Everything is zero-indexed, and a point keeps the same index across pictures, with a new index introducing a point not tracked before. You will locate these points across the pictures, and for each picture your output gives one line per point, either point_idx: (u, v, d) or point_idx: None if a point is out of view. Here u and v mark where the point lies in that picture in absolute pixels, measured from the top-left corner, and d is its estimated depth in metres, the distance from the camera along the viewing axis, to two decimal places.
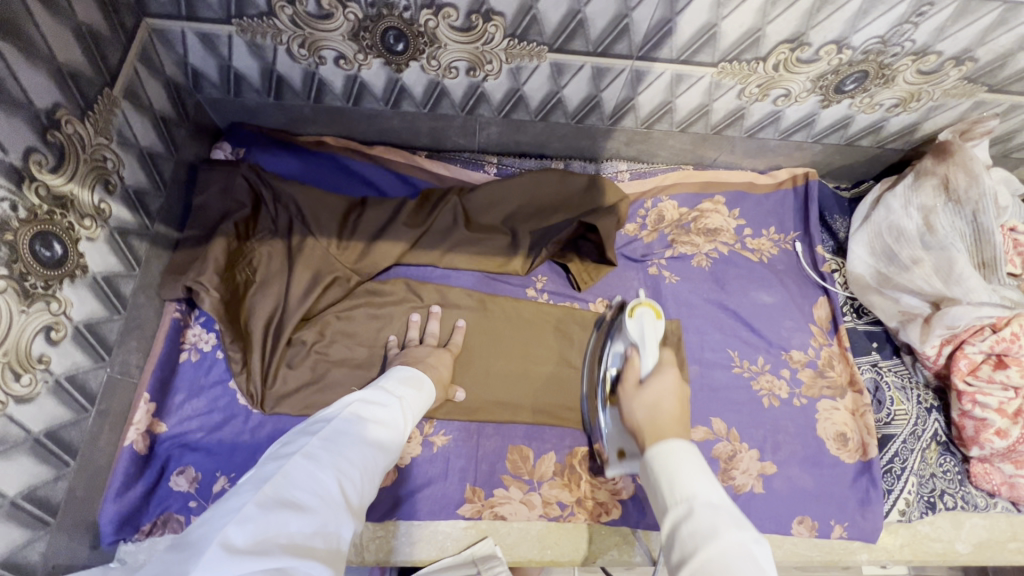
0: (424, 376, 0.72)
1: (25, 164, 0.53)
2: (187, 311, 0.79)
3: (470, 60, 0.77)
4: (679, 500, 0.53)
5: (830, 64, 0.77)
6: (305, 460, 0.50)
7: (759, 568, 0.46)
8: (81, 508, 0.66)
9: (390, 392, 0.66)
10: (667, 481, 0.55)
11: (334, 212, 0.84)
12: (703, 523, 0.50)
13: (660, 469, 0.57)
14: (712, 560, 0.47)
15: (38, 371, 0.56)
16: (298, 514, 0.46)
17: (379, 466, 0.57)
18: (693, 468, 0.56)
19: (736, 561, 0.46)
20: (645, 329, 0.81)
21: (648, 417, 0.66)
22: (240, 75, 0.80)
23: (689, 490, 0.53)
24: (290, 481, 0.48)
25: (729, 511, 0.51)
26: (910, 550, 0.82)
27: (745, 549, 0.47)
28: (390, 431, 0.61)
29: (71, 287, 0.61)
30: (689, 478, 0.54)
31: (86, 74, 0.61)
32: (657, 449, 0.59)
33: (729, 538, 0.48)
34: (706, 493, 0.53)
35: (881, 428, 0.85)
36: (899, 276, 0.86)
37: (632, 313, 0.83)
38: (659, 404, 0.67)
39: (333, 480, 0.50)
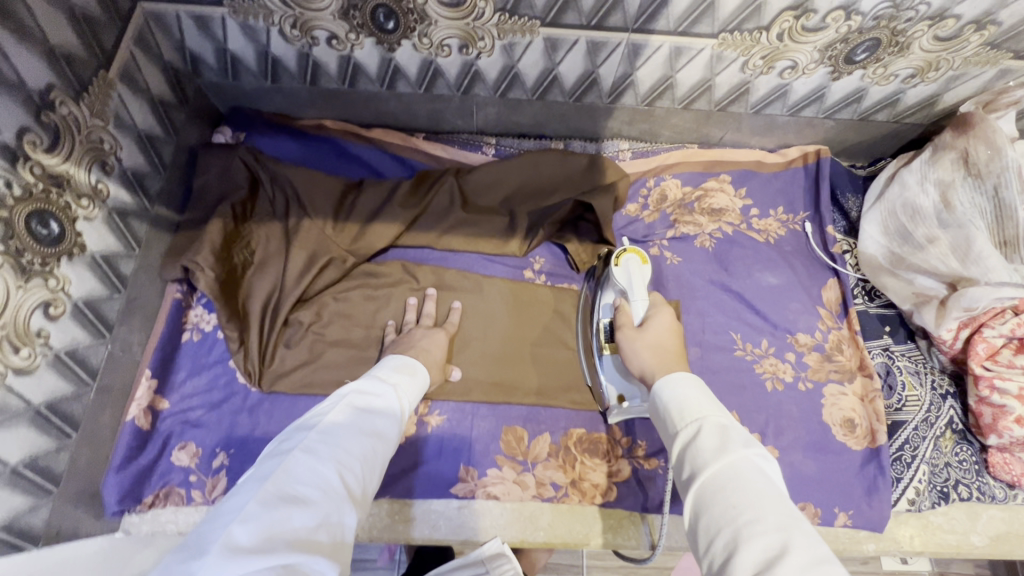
0: (416, 363, 0.70)
1: (19, 143, 0.55)
2: (189, 292, 0.81)
3: (462, 37, 0.76)
4: (688, 422, 0.51)
5: (838, 32, 0.73)
6: (304, 455, 0.47)
7: (769, 480, 0.44)
8: (84, 478, 0.68)
9: (384, 380, 0.63)
10: (675, 407, 0.53)
11: (330, 193, 0.84)
12: (712, 440, 0.48)
13: (668, 398, 0.55)
14: (721, 473, 0.45)
15: (37, 345, 0.58)
16: (301, 509, 0.43)
17: (380, 454, 0.54)
18: (701, 395, 0.54)
19: (746, 473, 0.44)
20: (633, 277, 0.75)
21: (654, 357, 0.64)
22: (236, 58, 0.81)
23: (699, 412, 0.51)
24: (292, 477, 0.45)
25: (740, 431, 0.49)
26: (920, 540, 0.79)
27: (754, 463, 0.45)
28: (389, 419, 0.58)
29: (70, 265, 0.62)
30: (699, 403, 0.52)
31: (80, 56, 0.62)
32: (665, 382, 0.57)
33: (738, 453, 0.46)
34: (716, 415, 0.51)
35: (892, 414, 0.81)
36: (914, 256, 0.82)
37: (619, 261, 0.77)
38: (662, 345, 0.66)
39: (334, 472, 0.47)
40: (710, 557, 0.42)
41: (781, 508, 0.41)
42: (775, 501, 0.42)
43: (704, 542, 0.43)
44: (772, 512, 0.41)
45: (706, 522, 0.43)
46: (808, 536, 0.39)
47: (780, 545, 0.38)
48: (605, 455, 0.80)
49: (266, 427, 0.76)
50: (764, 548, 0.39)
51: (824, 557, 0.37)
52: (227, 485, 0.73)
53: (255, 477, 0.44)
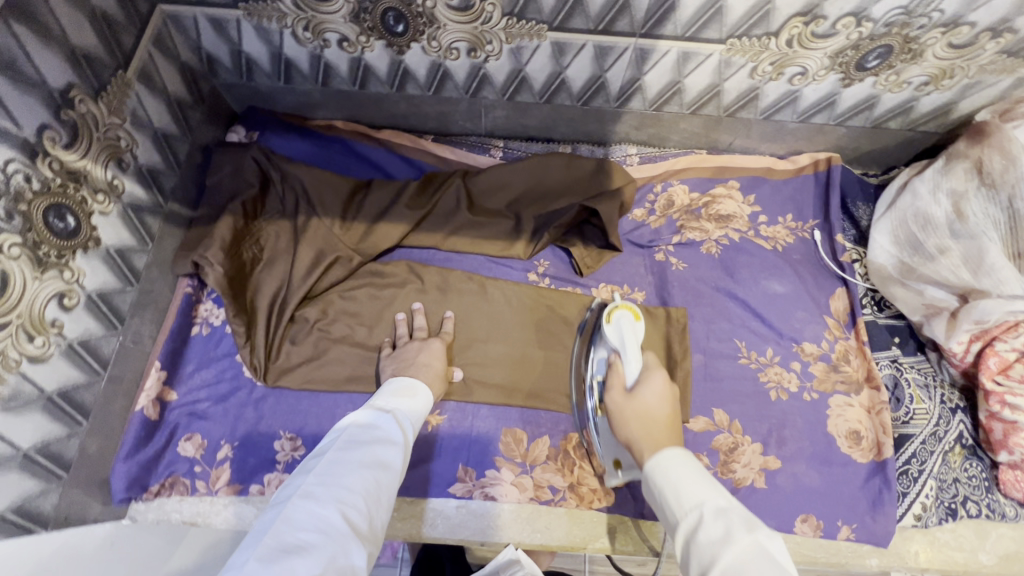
0: (417, 382, 0.71)
1: (40, 140, 0.57)
2: (199, 287, 0.83)
3: (470, 41, 0.76)
4: (687, 510, 0.49)
5: (849, 38, 0.72)
6: (302, 500, 0.47)
7: (780, 564, 0.42)
8: (94, 464, 0.70)
9: (383, 408, 0.63)
10: (672, 494, 0.51)
11: (337, 194, 0.86)
12: (716, 530, 0.46)
13: (662, 482, 0.53)
14: (729, 569, 0.42)
15: (52, 335, 0.60)
16: (301, 557, 0.43)
17: (385, 485, 0.53)
18: (694, 474, 0.52)
19: (754, 563, 0.42)
20: (624, 333, 0.74)
21: (642, 430, 0.62)
22: (251, 59, 0.83)
23: (696, 498, 0.50)
24: (292, 525, 0.45)
25: (742, 513, 0.47)
26: (926, 558, 0.77)
27: (760, 544, 0.44)
28: (392, 445, 0.57)
29: (85, 258, 0.64)
30: (694, 485, 0.51)
31: (100, 56, 0.64)
32: (655, 462, 0.55)
33: (744, 539, 0.44)
34: (714, 497, 0.49)
35: (899, 427, 0.80)
36: (924, 266, 0.80)
37: (610, 318, 0.77)
38: (651, 415, 0.63)
39: (335, 512, 0.47)
40: None
41: None
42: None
43: None
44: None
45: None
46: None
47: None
48: None
49: (271, 421, 0.78)
50: None
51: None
52: (230, 477, 0.75)
53: (254, 535, 0.44)
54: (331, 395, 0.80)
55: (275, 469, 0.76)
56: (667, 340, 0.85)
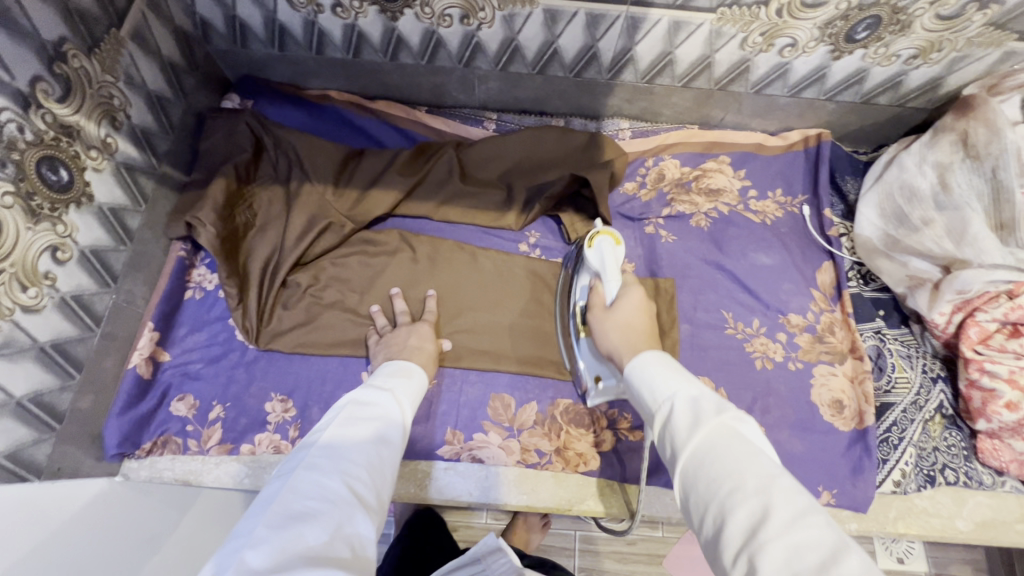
0: (412, 365, 0.71)
1: (33, 92, 0.57)
2: (192, 252, 0.84)
3: (463, 7, 0.77)
4: (660, 402, 0.51)
5: (838, 8, 0.73)
6: (307, 470, 0.48)
7: (746, 440, 0.44)
8: (88, 420, 0.71)
9: (381, 387, 0.64)
10: (647, 390, 0.54)
11: (330, 160, 0.86)
12: (685, 416, 0.48)
13: (639, 381, 0.55)
14: (698, 449, 0.45)
15: (45, 286, 0.61)
16: (309, 523, 0.44)
17: (387, 459, 0.54)
18: (668, 369, 0.54)
19: (721, 442, 0.44)
20: (606, 257, 0.76)
21: (623, 337, 0.66)
22: (245, 24, 0.84)
23: (669, 391, 0.51)
24: (298, 494, 0.46)
25: (711, 397, 0.49)
26: (904, 523, 0.79)
27: (728, 425, 0.46)
28: (391, 421, 0.59)
29: (78, 213, 0.65)
30: (667, 379, 0.53)
31: (93, 13, 0.64)
32: (634, 365, 0.57)
33: (711, 423, 0.46)
34: (686, 387, 0.51)
35: (881, 396, 0.81)
36: (909, 238, 0.81)
37: (592, 242, 0.77)
38: (631, 325, 0.68)
39: (339, 483, 0.48)
40: (703, 532, 0.42)
41: (761, 470, 0.41)
42: (752, 463, 0.42)
43: (697, 517, 0.43)
44: (751, 474, 0.41)
45: (696, 500, 0.44)
46: (791, 493, 0.39)
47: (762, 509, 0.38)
48: (590, 426, 0.81)
49: (262, 383, 0.79)
50: (748, 517, 0.39)
51: (804, 511, 0.38)
52: (221, 437, 0.77)
53: (261, 502, 0.44)
54: (322, 358, 0.82)
55: (265, 429, 0.77)
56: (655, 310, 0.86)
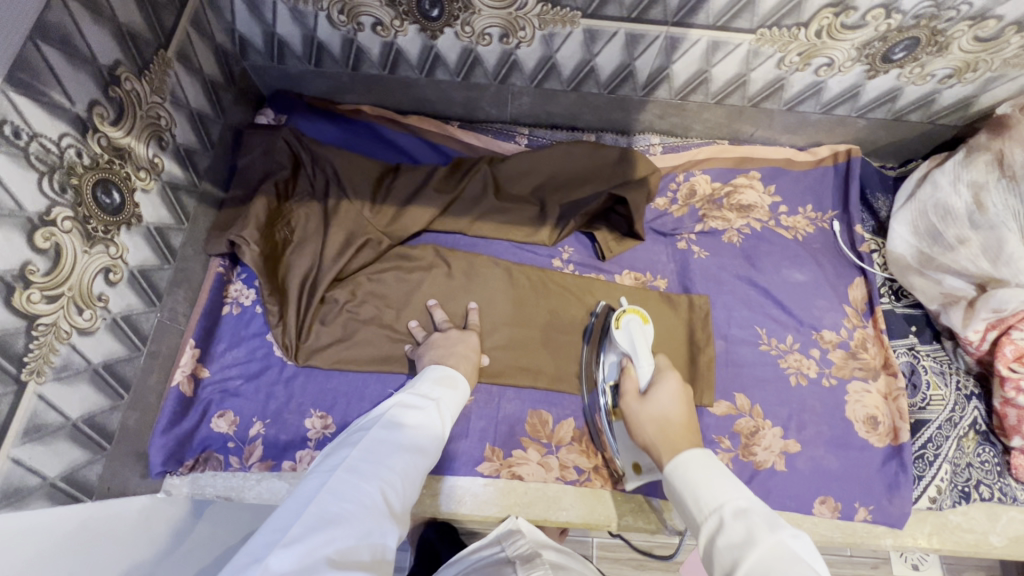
0: (456, 373, 0.72)
1: (90, 116, 0.58)
2: (230, 267, 0.84)
3: (503, 26, 0.77)
4: (708, 514, 0.54)
5: (877, 30, 0.73)
6: (347, 473, 0.50)
7: (802, 564, 0.45)
8: (134, 438, 0.71)
9: (424, 396, 0.65)
10: (693, 498, 0.56)
11: (367, 178, 0.87)
12: (737, 532, 0.50)
13: (682, 484, 0.58)
14: (753, 568, 0.46)
15: (99, 309, 0.61)
16: (342, 526, 0.45)
17: (419, 471, 0.56)
18: (715, 478, 0.56)
19: (778, 563, 0.45)
20: (635, 338, 0.76)
21: (661, 434, 0.65)
22: (283, 42, 0.84)
23: (715, 502, 0.54)
24: (336, 495, 0.47)
25: (762, 514, 0.51)
26: (938, 539, 0.79)
27: (783, 545, 0.47)
28: (427, 436, 0.60)
29: (128, 234, 0.65)
30: (715, 488, 0.55)
31: (144, 35, 0.65)
32: (674, 466, 0.60)
33: (766, 541, 0.47)
34: (734, 499, 0.53)
35: (915, 412, 0.82)
36: (943, 256, 0.82)
37: (620, 324, 0.78)
38: (668, 418, 0.66)
39: (375, 489, 0.50)
40: None
41: None
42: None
43: None
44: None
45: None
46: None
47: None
48: None
49: (302, 399, 0.80)
50: None
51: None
52: (262, 453, 0.77)
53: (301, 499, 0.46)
54: (360, 375, 0.82)
55: (306, 446, 0.78)
56: (690, 328, 0.87)
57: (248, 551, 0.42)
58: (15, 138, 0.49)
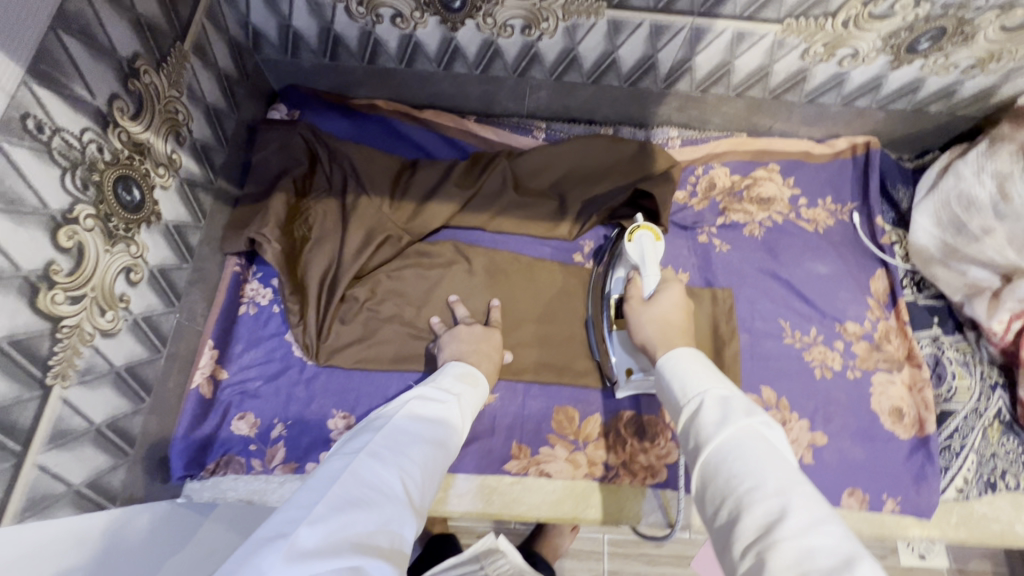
0: (477, 371, 0.70)
1: (111, 110, 0.56)
2: (246, 266, 0.83)
3: (526, 18, 0.76)
4: (690, 398, 0.53)
5: (904, 20, 0.73)
6: (370, 457, 0.47)
7: (773, 447, 0.45)
8: (154, 442, 0.69)
9: (446, 392, 0.63)
10: (679, 385, 0.55)
11: (386, 172, 0.85)
12: (713, 413, 0.49)
13: (671, 373, 0.57)
14: (724, 444, 0.46)
15: (121, 309, 0.59)
16: (366, 512, 0.42)
17: (441, 465, 0.53)
18: (704, 370, 0.55)
19: (749, 442, 0.45)
20: (646, 251, 0.75)
21: (659, 332, 0.65)
22: (298, 34, 0.82)
23: (701, 388, 0.53)
24: (360, 478, 0.45)
25: (742, 400, 0.50)
26: (965, 529, 0.80)
27: (758, 430, 0.46)
28: (448, 430, 0.57)
29: (147, 232, 0.63)
30: (701, 377, 0.54)
31: (161, 26, 0.63)
32: (667, 357, 0.59)
33: (740, 423, 0.47)
34: (718, 387, 0.52)
35: (941, 404, 0.82)
36: (968, 247, 0.82)
37: (632, 237, 0.76)
38: (669, 320, 0.66)
39: (398, 478, 0.47)
40: (715, 524, 0.43)
41: (785, 472, 0.42)
42: (776, 465, 0.42)
43: (710, 510, 0.44)
44: (773, 476, 0.42)
45: (710, 493, 0.44)
46: (808, 498, 0.40)
47: (778, 507, 0.39)
48: (655, 438, 0.81)
49: (324, 401, 0.78)
50: (764, 513, 0.40)
51: (821, 517, 0.39)
52: (285, 455, 0.75)
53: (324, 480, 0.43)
54: (382, 374, 0.81)
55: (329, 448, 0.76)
56: (714, 321, 0.86)
57: (268, 530, 0.39)
58: (39, 133, 0.47)
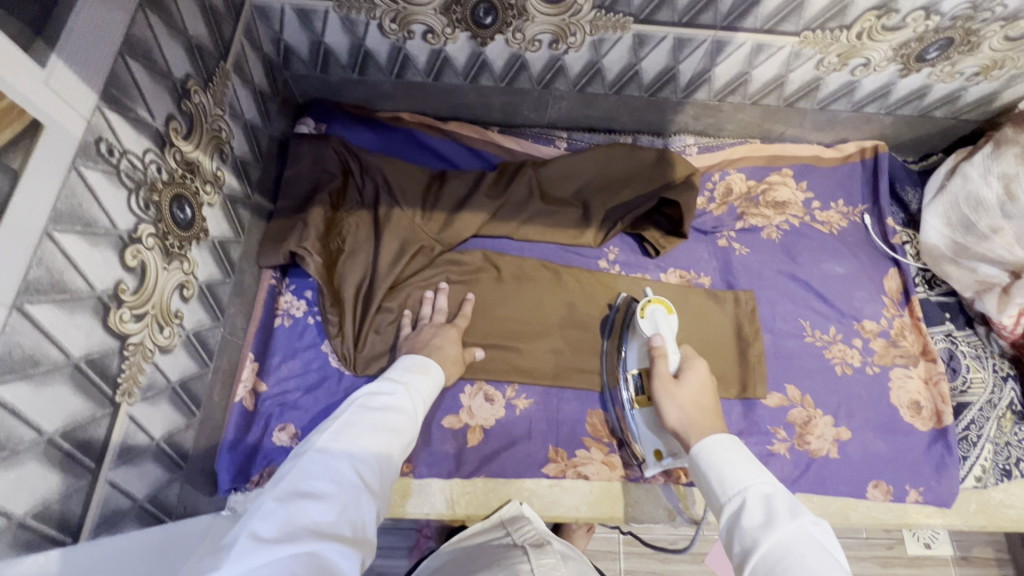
0: (429, 360, 0.70)
1: (167, 130, 0.57)
2: (280, 278, 0.84)
3: (555, 33, 0.78)
4: (732, 495, 0.55)
5: (915, 31, 0.76)
6: (315, 453, 0.50)
7: (824, 550, 0.47)
8: (202, 456, 0.70)
9: (397, 379, 0.64)
10: (718, 479, 0.57)
11: (416, 185, 0.87)
12: (759, 515, 0.52)
13: (709, 465, 0.59)
14: (773, 550, 0.48)
15: (176, 326, 0.60)
16: (314, 502, 0.46)
17: (396, 448, 0.56)
18: (741, 461, 0.58)
19: (798, 546, 0.47)
20: (661, 326, 0.76)
21: (695, 419, 0.65)
22: (329, 51, 0.84)
23: (741, 483, 0.55)
24: (305, 474, 0.48)
25: (785, 498, 0.52)
26: (984, 516, 0.83)
27: (806, 531, 0.48)
28: (401, 412, 0.60)
29: (198, 249, 0.65)
30: (740, 471, 0.56)
31: (208, 47, 0.64)
32: (701, 446, 0.61)
33: (787, 526, 0.49)
34: (758, 483, 0.55)
35: (956, 396, 0.86)
36: (977, 245, 0.85)
37: (643, 311, 0.78)
38: (702, 403, 0.67)
39: (346, 466, 0.50)
40: None
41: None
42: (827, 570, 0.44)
43: None
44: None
45: None
46: None
47: None
48: None
49: None
50: None
51: None
52: None
53: (272, 480, 0.47)
54: None
55: None
56: (736, 322, 0.89)
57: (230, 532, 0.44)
58: (110, 155, 0.49)
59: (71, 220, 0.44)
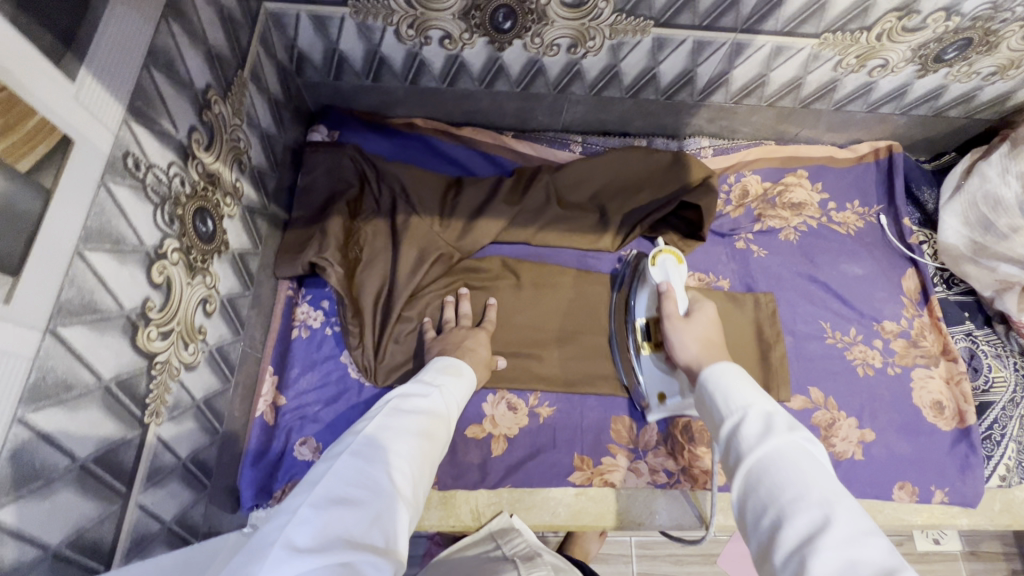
0: (461, 363, 0.69)
1: (189, 142, 0.55)
2: (297, 289, 0.82)
3: (574, 37, 0.77)
4: (733, 409, 0.51)
5: (935, 32, 0.76)
6: (352, 457, 0.48)
7: (817, 462, 0.44)
8: (224, 473, 0.69)
9: (430, 383, 0.63)
10: (721, 399, 0.53)
11: (433, 192, 0.86)
12: (757, 428, 0.48)
13: (714, 389, 0.55)
14: (766, 455, 0.45)
15: (199, 342, 0.59)
16: (352, 509, 0.43)
17: (428, 454, 0.54)
18: (746, 385, 0.54)
19: (794, 456, 0.44)
20: (671, 274, 0.77)
21: (704, 349, 0.66)
22: (343, 57, 0.82)
23: (743, 400, 0.51)
24: (341, 477, 0.45)
25: (786, 416, 0.48)
26: (1008, 516, 0.83)
27: (803, 447, 0.45)
28: (434, 417, 0.58)
29: (219, 262, 0.63)
30: (742, 391, 0.52)
31: (226, 56, 0.63)
32: (710, 372, 0.57)
33: (783, 436, 0.46)
34: (761, 402, 0.50)
35: (979, 395, 0.86)
36: (997, 245, 0.85)
37: (654, 260, 0.78)
38: (711, 338, 0.68)
39: (384, 473, 0.47)
40: (757, 535, 0.42)
41: (828, 484, 0.42)
42: (821, 478, 0.42)
43: (751, 519, 0.43)
44: (816, 486, 0.41)
45: (752, 503, 0.44)
46: (853, 511, 0.40)
47: (823, 518, 0.39)
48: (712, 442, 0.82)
49: None
50: (809, 523, 0.39)
51: (867, 530, 0.38)
52: None
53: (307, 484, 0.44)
54: None
55: None
56: (758, 324, 0.88)
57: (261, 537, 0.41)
58: (136, 170, 0.47)
59: (101, 239, 0.43)
